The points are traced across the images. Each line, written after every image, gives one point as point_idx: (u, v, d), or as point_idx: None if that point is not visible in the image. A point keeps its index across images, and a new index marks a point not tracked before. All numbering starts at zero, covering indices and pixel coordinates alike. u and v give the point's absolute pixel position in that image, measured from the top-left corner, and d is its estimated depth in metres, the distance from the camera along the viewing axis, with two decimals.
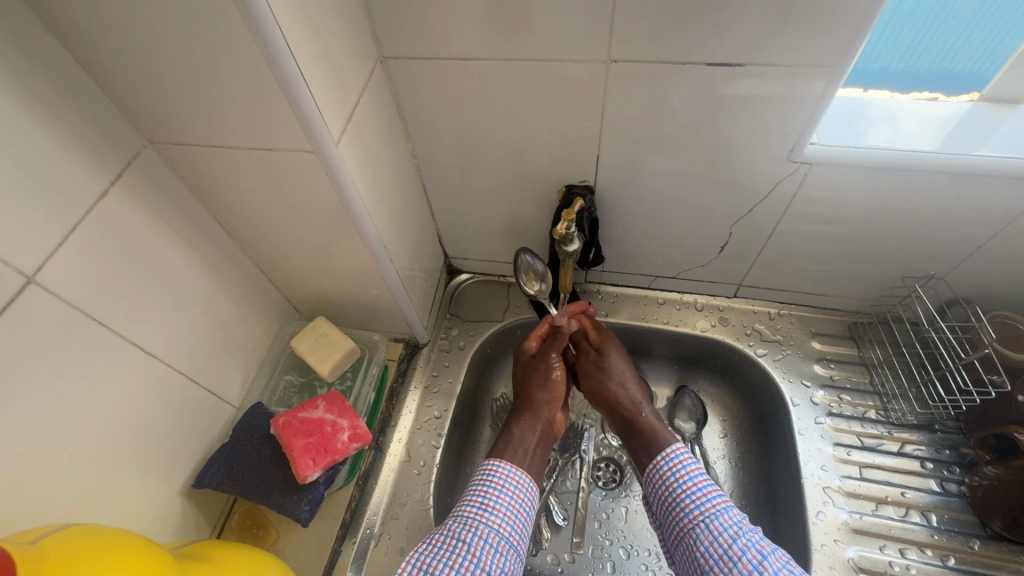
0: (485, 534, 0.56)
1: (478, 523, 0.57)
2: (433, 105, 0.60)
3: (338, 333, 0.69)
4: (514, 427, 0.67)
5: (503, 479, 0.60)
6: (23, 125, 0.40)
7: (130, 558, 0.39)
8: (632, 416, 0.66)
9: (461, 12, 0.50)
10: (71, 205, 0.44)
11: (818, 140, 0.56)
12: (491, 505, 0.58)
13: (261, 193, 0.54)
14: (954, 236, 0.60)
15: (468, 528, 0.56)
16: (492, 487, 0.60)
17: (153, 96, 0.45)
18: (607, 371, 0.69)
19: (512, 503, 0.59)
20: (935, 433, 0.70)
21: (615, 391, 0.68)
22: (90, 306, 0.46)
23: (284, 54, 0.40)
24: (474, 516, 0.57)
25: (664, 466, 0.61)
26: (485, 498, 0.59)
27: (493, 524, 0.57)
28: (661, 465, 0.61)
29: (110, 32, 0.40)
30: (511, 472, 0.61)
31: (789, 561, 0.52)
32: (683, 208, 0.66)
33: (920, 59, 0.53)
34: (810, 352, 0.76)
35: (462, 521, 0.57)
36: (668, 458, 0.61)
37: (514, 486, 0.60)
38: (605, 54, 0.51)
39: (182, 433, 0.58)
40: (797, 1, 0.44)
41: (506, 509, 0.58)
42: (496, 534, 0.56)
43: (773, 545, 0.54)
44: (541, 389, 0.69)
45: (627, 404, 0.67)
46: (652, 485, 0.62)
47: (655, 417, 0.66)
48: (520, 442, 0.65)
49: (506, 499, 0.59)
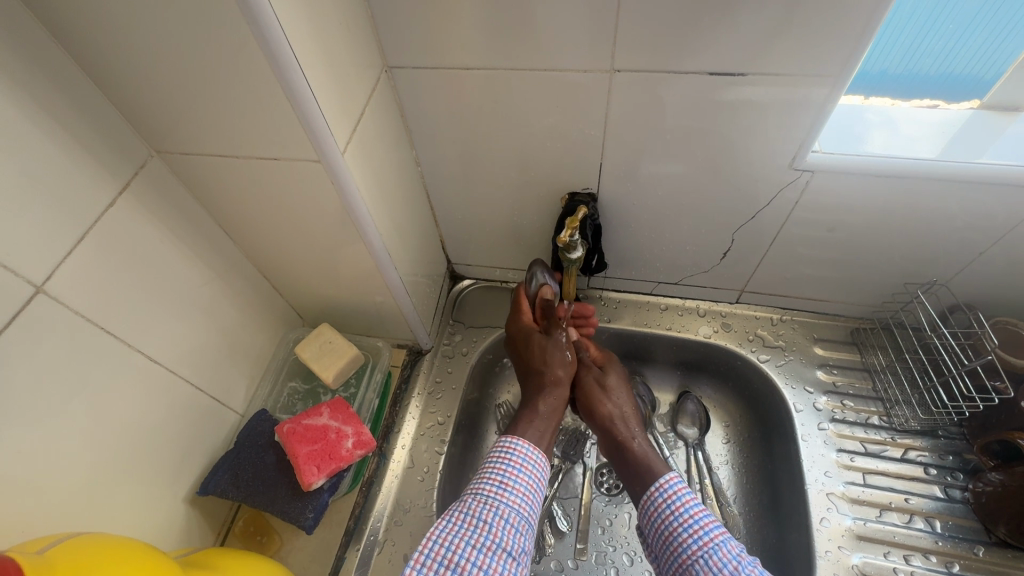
0: (506, 513, 0.55)
1: (498, 502, 0.56)
2: (437, 114, 0.61)
3: (342, 340, 0.70)
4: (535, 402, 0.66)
5: (521, 459, 0.60)
6: (33, 137, 0.40)
7: (136, 567, 0.39)
8: (624, 440, 0.66)
9: (465, 23, 0.51)
10: (79, 215, 0.44)
11: (819, 148, 0.56)
12: (510, 485, 0.58)
13: (267, 201, 0.54)
14: (956, 243, 0.61)
15: (488, 507, 0.56)
16: (510, 466, 0.59)
17: (161, 107, 0.45)
18: (606, 389, 0.70)
19: (529, 484, 0.59)
20: (938, 439, 0.70)
21: (612, 409, 0.68)
22: (97, 315, 0.47)
23: (291, 65, 0.41)
24: (494, 495, 0.57)
25: (659, 498, 0.59)
26: (504, 477, 0.58)
27: (513, 503, 0.57)
28: (656, 496, 0.59)
29: (120, 45, 0.40)
30: (530, 452, 0.61)
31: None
32: (685, 215, 0.67)
33: (919, 65, 0.53)
34: (812, 358, 0.76)
35: (481, 500, 0.56)
36: (662, 488, 0.60)
37: (532, 467, 0.60)
38: (608, 63, 0.51)
39: (187, 441, 0.58)
40: (798, 12, 0.44)
41: (524, 489, 0.58)
42: (515, 515, 0.56)
43: None
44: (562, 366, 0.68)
45: (621, 426, 0.67)
46: (647, 518, 0.60)
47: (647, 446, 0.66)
48: (541, 419, 0.64)
49: (525, 479, 0.59)
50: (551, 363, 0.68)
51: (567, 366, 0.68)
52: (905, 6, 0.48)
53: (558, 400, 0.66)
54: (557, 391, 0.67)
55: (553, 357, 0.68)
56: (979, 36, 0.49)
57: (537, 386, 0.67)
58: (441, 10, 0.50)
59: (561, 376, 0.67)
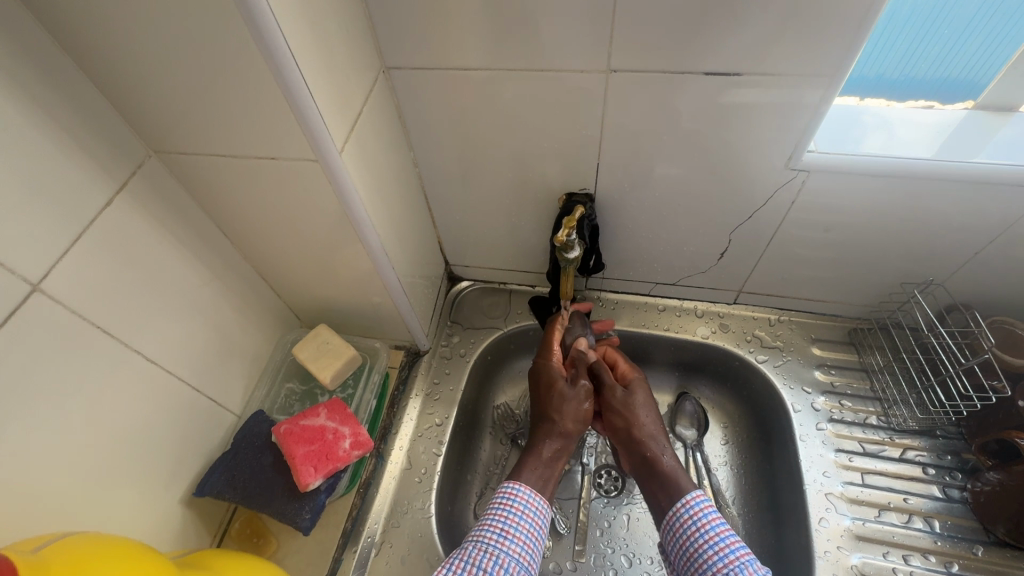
0: (506, 563, 0.54)
1: (497, 551, 0.55)
2: (434, 115, 0.61)
3: (340, 340, 0.70)
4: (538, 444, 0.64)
5: (523, 506, 0.59)
6: (30, 135, 0.40)
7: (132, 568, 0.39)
8: (651, 457, 0.63)
9: (462, 24, 0.51)
10: (77, 214, 0.44)
11: (815, 147, 0.57)
12: (510, 533, 0.57)
13: (264, 201, 0.54)
14: (952, 242, 0.61)
15: (488, 556, 0.55)
16: (511, 514, 0.58)
17: (158, 106, 0.45)
18: (632, 406, 0.66)
19: (531, 531, 0.58)
20: (936, 438, 0.70)
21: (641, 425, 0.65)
22: (94, 314, 0.47)
23: (289, 65, 0.41)
24: (494, 544, 0.56)
25: (685, 514, 0.58)
26: (504, 526, 0.57)
27: (512, 553, 0.55)
28: (681, 513, 0.58)
29: (118, 43, 0.40)
30: (532, 499, 0.59)
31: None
32: (682, 216, 0.67)
33: (915, 67, 0.54)
34: (810, 358, 0.76)
35: (481, 548, 0.55)
36: (688, 505, 0.58)
37: (533, 514, 0.59)
38: (604, 64, 0.52)
39: (183, 441, 0.58)
40: (792, 12, 0.45)
41: (525, 538, 0.57)
42: (514, 564, 0.55)
43: None
44: (569, 405, 0.65)
45: (652, 442, 0.64)
46: (670, 536, 0.59)
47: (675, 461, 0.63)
48: (545, 465, 0.63)
49: (525, 527, 0.57)
50: (564, 414, 0.65)
51: (581, 418, 0.65)
52: (901, 9, 0.48)
53: (563, 445, 0.64)
54: (565, 441, 0.64)
55: (569, 404, 0.65)
56: (973, 38, 0.50)
57: (547, 432, 0.64)
58: (438, 11, 0.50)
59: (571, 427, 0.64)
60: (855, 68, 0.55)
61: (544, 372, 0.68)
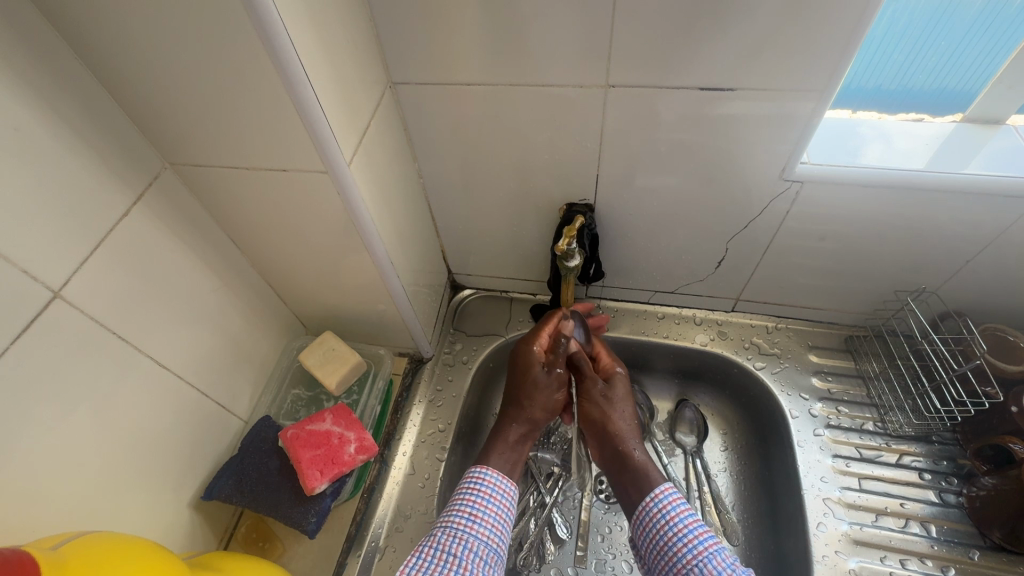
0: (474, 547, 0.56)
1: (466, 535, 0.57)
2: (439, 127, 0.63)
3: (345, 347, 0.71)
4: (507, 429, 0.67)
5: (490, 489, 0.61)
6: (54, 149, 0.42)
7: (146, 566, 0.40)
8: (623, 451, 0.66)
9: (466, 41, 0.53)
10: (96, 223, 0.46)
11: (808, 159, 0.58)
12: (479, 516, 0.59)
13: (274, 212, 0.56)
14: (943, 251, 0.62)
15: (457, 541, 0.56)
16: (479, 497, 0.60)
17: (175, 120, 0.47)
18: (612, 402, 0.69)
19: (498, 513, 0.60)
20: (933, 444, 0.71)
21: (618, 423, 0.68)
22: (110, 320, 0.48)
23: (302, 82, 0.43)
24: (463, 528, 0.58)
25: (654, 508, 0.60)
26: (473, 509, 0.59)
27: (481, 536, 0.58)
28: (650, 507, 0.60)
29: (140, 61, 0.42)
30: (498, 481, 0.62)
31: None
32: (680, 225, 0.68)
33: (912, 79, 0.56)
34: (807, 365, 0.77)
35: (451, 534, 0.57)
36: (657, 499, 0.60)
37: (500, 496, 0.61)
38: (603, 78, 0.54)
39: (192, 446, 0.59)
40: (782, 30, 0.47)
41: (493, 520, 0.59)
42: (484, 547, 0.57)
43: None
44: (542, 394, 0.67)
45: (623, 439, 0.66)
46: (641, 529, 0.61)
47: (645, 455, 0.66)
48: (511, 449, 0.66)
49: (493, 510, 0.60)
50: (534, 400, 0.67)
51: (550, 406, 0.68)
52: (896, 24, 0.51)
53: (528, 432, 0.67)
54: (531, 426, 0.67)
55: (541, 391, 0.67)
56: (964, 53, 0.52)
57: (515, 416, 0.67)
58: (443, 29, 0.53)
59: (537, 414, 0.67)
60: (852, 79, 0.57)
61: (523, 355, 0.69)
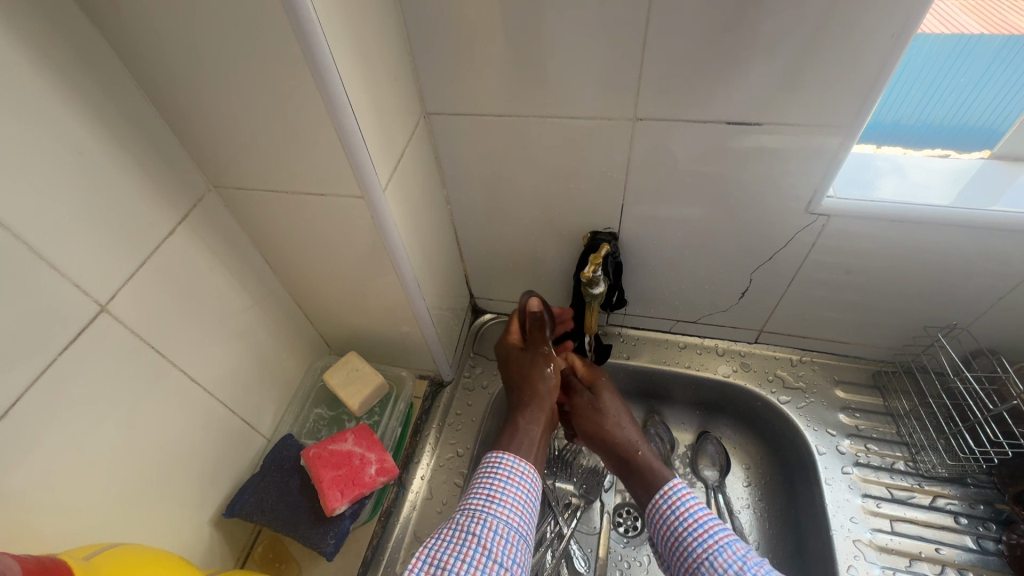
0: (494, 526, 0.55)
1: (484, 515, 0.56)
2: (468, 156, 0.65)
3: (369, 368, 0.71)
4: (519, 419, 0.65)
5: (509, 471, 0.60)
6: (109, 170, 0.44)
7: None
8: (629, 454, 0.65)
9: (498, 77, 0.56)
10: (145, 240, 0.48)
11: (834, 193, 0.58)
12: (498, 496, 0.58)
13: (310, 234, 0.58)
14: (974, 287, 0.62)
15: (476, 520, 0.55)
16: (498, 479, 0.59)
17: (224, 144, 0.49)
18: (603, 411, 0.69)
19: (518, 494, 0.58)
20: (968, 487, 0.68)
21: (614, 422, 0.67)
22: (149, 335, 0.50)
23: (345, 113, 0.45)
24: (482, 508, 0.56)
25: (664, 504, 0.60)
26: (491, 490, 0.58)
27: (500, 514, 0.56)
28: (661, 503, 0.60)
29: (195, 90, 0.45)
30: (516, 464, 0.60)
31: None
32: (704, 255, 0.69)
33: (933, 113, 0.57)
34: (834, 400, 0.75)
35: (470, 514, 0.56)
36: (667, 495, 0.60)
37: (519, 477, 0.59)
38: (631, 112, 0.55)
39: (215, 461, 0.60)
40: (805, 70, 0.48)
41: (513, 500, 0.58)
42: (504, 526, 0.55)
43: None
44: (542, 380, 0.67)
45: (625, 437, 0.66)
46: (655, 527, 0.60)
47: (653, 453, 0.65)
48: (525, 434, 0.63)
49: (512, 491, 0.58)
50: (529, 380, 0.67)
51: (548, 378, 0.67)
52: (915, 60, 0.53)
53: (539, 416, 0.65)
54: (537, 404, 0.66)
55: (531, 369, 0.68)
56: (987, 83, 0.53)
57: (519, 401, 0.66)
58: (477, 65, 0.55)
59: (536, 390, 0.66)
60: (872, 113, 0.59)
61: (501, 349, 0.73)
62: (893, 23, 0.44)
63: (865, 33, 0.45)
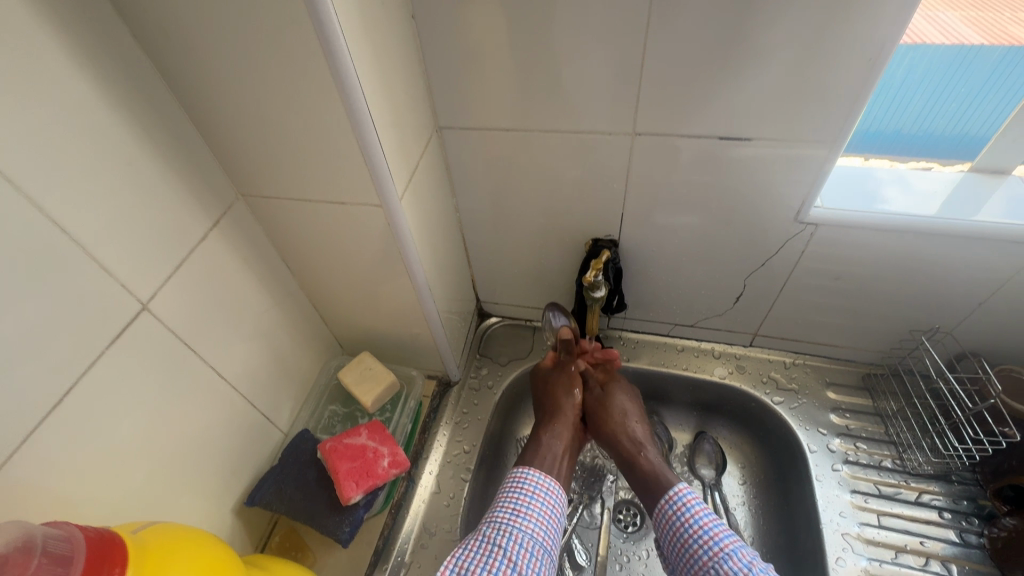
0: (519, 539, 0.58)
1: (511, 528, 0.59)
2: (477, 167, 0.69)
3: (382, 366, 0.75)
4: (542, 436, 0.71)
5: (534, 486, 0.64)
6: (152, 179, 0.48)
7: (208, 556, 0.42)
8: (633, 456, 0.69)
9: (507, 94, 0.60)
10: (181, 244, 0.52)
11: (822, 203, 0.62)
12: (523, 511, 0.61)
13: (329, 240, 0.62)
14: (954, 293, 0.65)
15: (502, 533, 0.59)
16: (524, 493, 0.63)
17: (254, 155, 0.53)
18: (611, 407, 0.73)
19: (543, 510, 0.62)
20: (952, 484, 0.70)
21: (619, 423, 0.72)
22: (183, 331, 0.53)
23: (369, 129, 0.49)
24: (507, 522, 0.60)
25: (669, 509, 0.62)
26: (516, 505, 0.62)
27: (525, 529, 0.60)
28: (666, 507, 0.63)
29: (230, 107, 0.49)
30: (540, 480, 0.65)
31: None
32: (700, 261, 0.72)
33: (932, 123, 0.60)
34: (825, 401, 0.78)
35: (496, 527, 0.60)
36: (673, 500, 0.63)
37: (543, 493, 0.64)
38: (631, 127, 0.59)
39: (237, 453, 0.63)
40: (793, 89, 0.52)
41: (538, 515, 0.62)
42: (529, 539, 0.59)
43: None
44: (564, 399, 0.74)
45: (628, 440, 0.70)
46: (661, 531, 0.63)
47: (656, 458, 0.69)
48: (547, 451, 0.69)
49: (537, 506, 0.62)
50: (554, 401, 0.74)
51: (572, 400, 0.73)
52: (917, 69, 0.56)
53: (563, 434, 0.71)
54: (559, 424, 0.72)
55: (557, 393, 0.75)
56: (988, 94, 0.56)
57: (544, 421, 0.73)
58: (488, 83, 0.59)
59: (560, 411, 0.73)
60: (873, 122, 0.62)
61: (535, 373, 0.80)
62: (871, 47, 0.48)
63: (847, 56, 0.48)
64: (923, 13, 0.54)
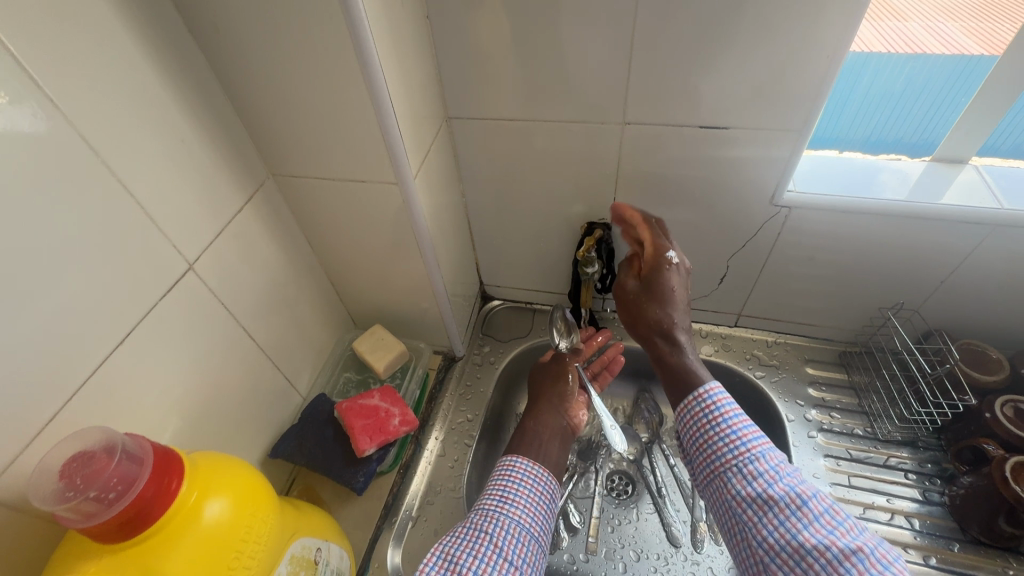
0: (505, 524, 0.61)
1: (497, 514, 0.62)
2: (483, 156, 0.76)
3: (393, 336, 0.81)
4: (529, 422, 0.76)
5: (520, 475, 0.68)
6: (199, 155, 0.55)
7: (253, 478, 0.50)
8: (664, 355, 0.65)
9: (511, 87, 0.66)
10: (220, 215, 0.59)
11: (795, 188, 0.68)
12: (510, 498, 0.65)
13: (348, 219, 0.69)
14: (917, 271, 0.71)
15: (489, 519, 0.62)
16: (511, 483, 0.67)
17: (285, 138, 0.60)
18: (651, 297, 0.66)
19: (529, 496, 0.66)
20: (918, 449, 0.76)
21: (661, 320, 0.65)
22: (220, 294, 0.60)
23: (388, 116, 0.55)
24: (494, 508, 0.63)
25: (698, 406, 0.61)
26: (503, 494, 0.65)
27: (512, 515, 0.62)
28: (695, 405, 0.61)
29: (267, 95, 0.56)
30: (528, 468, 0.69)
31: (831, 502, 0.52)
32: (686, 244, 0.79)
33: (935, 127, 0.66)
34: (803, 376, 0.84)
35: (484, 514, 0.63)
36: (702, 399, 0.61)
37: (530, 481, 0.67)
38: (622, 117, 0.66)
39: (262, 410, 0.70)
40: (765, 84, 0.58)
41: (524, 502, 0.65)
42: (515, 525, 0.61)
43: (813, 489, 0.54)
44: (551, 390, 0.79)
45: (664, 339, 0.65)
46: (684, 424, 0.62)
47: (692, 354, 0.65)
48: (534, 437, 0.74)
49: (524, 493, 0.65)
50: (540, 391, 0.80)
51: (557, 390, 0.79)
52: (919, 80, 0.61)
53: (549, 421, 0.76)
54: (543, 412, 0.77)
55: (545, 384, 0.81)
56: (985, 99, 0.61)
57: (532, 408, 0.78)
58: (494, 77, 0.66)
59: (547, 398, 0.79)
60: (878, 125, 0.67)
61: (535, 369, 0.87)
62: (830, 46, 0.54)
63: (813, 54, 0.55)
64: (924, 24, 0.60)
